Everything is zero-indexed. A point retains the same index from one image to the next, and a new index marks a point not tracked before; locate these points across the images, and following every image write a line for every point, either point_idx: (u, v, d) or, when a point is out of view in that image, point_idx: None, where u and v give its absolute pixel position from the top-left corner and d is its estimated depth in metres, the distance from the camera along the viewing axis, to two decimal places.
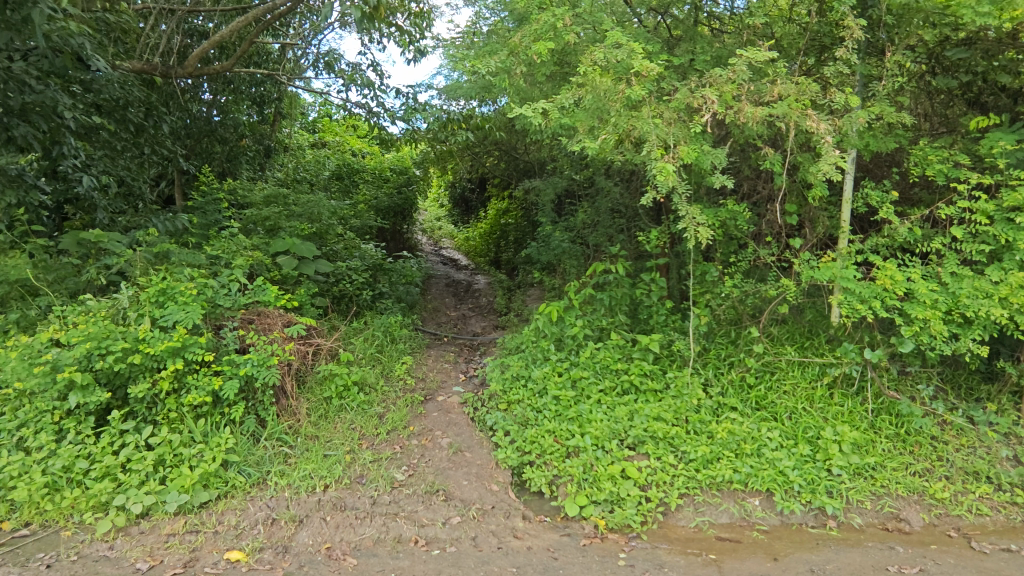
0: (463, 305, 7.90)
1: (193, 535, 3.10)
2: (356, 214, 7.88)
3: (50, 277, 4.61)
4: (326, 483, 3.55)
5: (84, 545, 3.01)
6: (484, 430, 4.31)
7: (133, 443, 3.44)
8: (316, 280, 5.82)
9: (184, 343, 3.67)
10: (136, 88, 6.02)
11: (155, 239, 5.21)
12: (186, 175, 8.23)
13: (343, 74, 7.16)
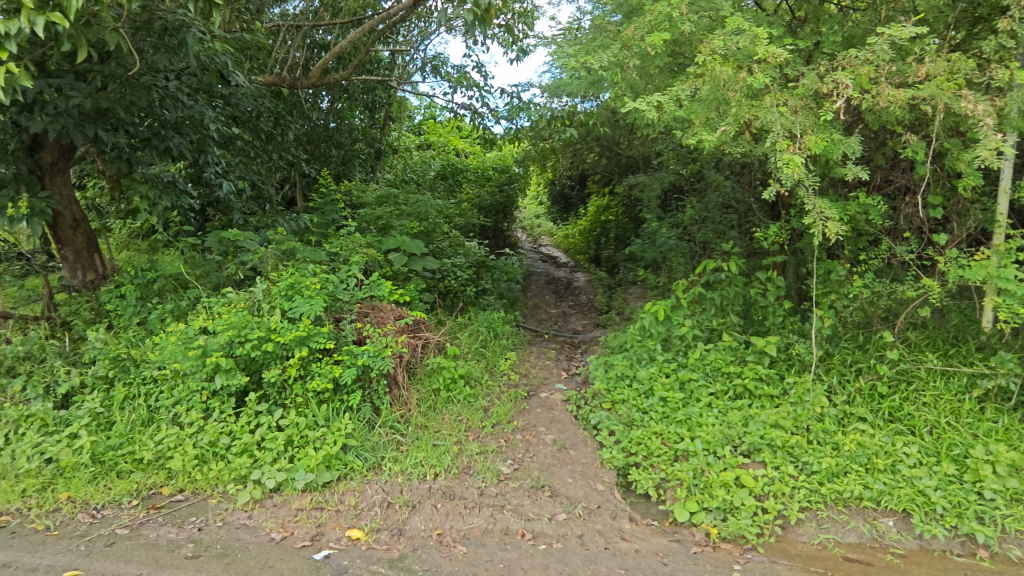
0: (563, 302, 7.88)
1: (319, 512, 3.34)
2: (461, 213, 8.12)
3: (197, 272, 5.16)
4: (436, 471, 3.70)
5: (228, 512, 3.34)
6: (589, 429, 4.28)
7: (267, 424, 3.77)
8: (424, 276, 6.05)
9: (310, 333, 3.97)
10: (267, 99, 6.57)
11: (283, 237, 5.66)
12: (308, 178, 8.88)
13: (448, 77, 7.39)
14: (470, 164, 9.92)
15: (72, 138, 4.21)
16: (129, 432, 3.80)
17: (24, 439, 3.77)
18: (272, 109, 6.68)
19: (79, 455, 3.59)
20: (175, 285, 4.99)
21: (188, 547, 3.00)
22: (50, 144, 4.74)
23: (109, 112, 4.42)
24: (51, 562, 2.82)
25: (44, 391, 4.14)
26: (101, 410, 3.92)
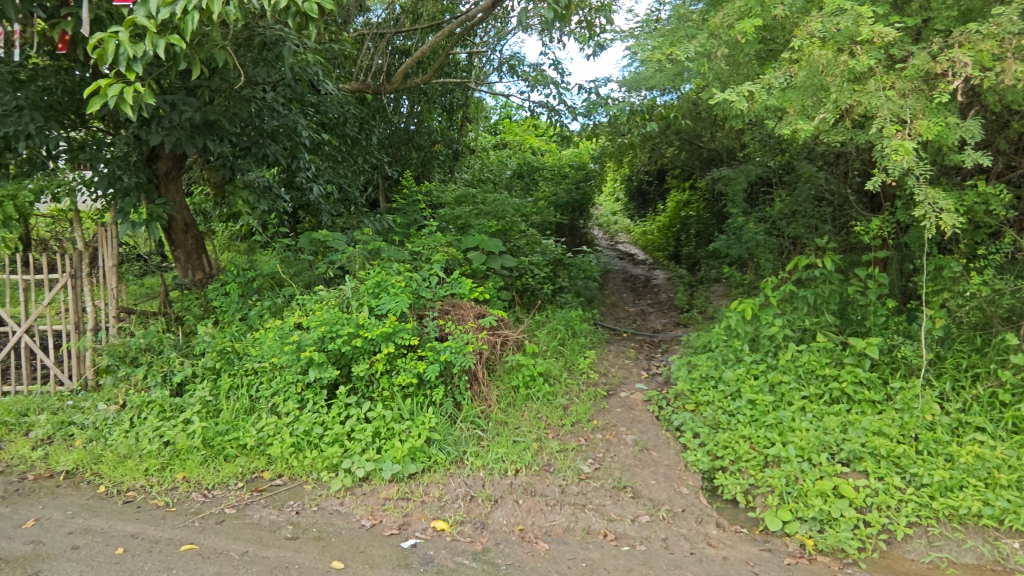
0: (642, 301, 7.73)
1: (405, 502, 3.45)
2: (537, 211, 8.14)
3: (292, 271, 5.48)
4: (517, 467, 3.73)
5: (322, 498, 3.52)
6: (671, 430, 4.18)
7: (357, 416, 3.95)
8: (502, 274, 6.11)
9: (396, 330, 4.11)
10: (353, 106, 6.87)
11: (369, 237, 5.90)
12: (390, 180, 9.20)
13: (525, 76, 7.42)
14: (546, 161, 9.91)
15: (184, 149, 4.59)
16: (234, 419, 4.10)
17: (146, 423, 4.17)
18: (358, 115, 6.98)
19: (192, 439, 3.92)
20: (272, 283, 5.33)
21: (288, 528, 3.20)
22: (164, 154, 5.19)
23: (215, 123, 4.78)
24: (171, 535, 3.09)
25: (161, 380, 4.55)
26: (209, 398, 4.25)
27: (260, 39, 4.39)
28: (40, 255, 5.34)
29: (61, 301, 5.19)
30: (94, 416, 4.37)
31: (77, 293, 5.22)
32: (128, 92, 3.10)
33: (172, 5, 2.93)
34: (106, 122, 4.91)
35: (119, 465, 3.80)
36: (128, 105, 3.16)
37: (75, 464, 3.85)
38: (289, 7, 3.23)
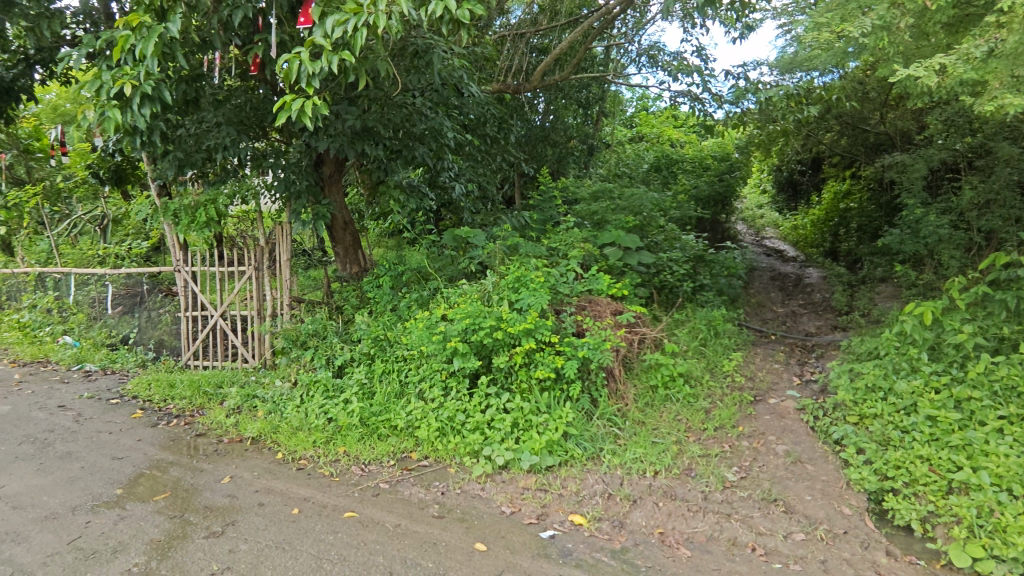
0: (792, 301, 7.12)
1: (543, 493, 3.52)
2: (677, 206, 7.83)
3: (437, 266, 5.81)
4: (656, 469, 3.64)
5: (465, 482, 3.68)
6: (829, 444, 3.84)
7: (496, 406, 4.11)
8: (639, 271, 5.95)
9: (535, 325, 4.19)
10: (493, 106, 7.10)
11: (508, 233, 6.06)
12: (525, 177, 9.38)
13: (665, 65, 7.15)
14: (686, 154, 9.54)
15: (346, 153, 5.05)
16: (386, 401, 4.45)
17: (313, 400, 4.67)
18: (498, 115, 7.22)
19: (351, 417, 4.32)
20: (418, 277, 5.68)
21: (435, 507, 3.40)
22: (329, 159, 5.75)
23: (373, 129, 5.20)
24: (336, 503, 3.43)
25: (326, 362, 5.07)
26: (365, 381, 4.66)
27: (414, 48, 4.69)
28: (231, 250, 6.19)
29: (247, 290, 6.01)
30: (272, 391, 4.99)
31: (259, 283, 6.01)
32: (308, 105, 3.49)
33: (343, 24, 3.23)
34: (283, 133, 5.56)
35: (292, 436, 4.29)
36: (307, 117, 3.54)
37: (258, 432, 4.42)
38: (444, 16, 3.42)
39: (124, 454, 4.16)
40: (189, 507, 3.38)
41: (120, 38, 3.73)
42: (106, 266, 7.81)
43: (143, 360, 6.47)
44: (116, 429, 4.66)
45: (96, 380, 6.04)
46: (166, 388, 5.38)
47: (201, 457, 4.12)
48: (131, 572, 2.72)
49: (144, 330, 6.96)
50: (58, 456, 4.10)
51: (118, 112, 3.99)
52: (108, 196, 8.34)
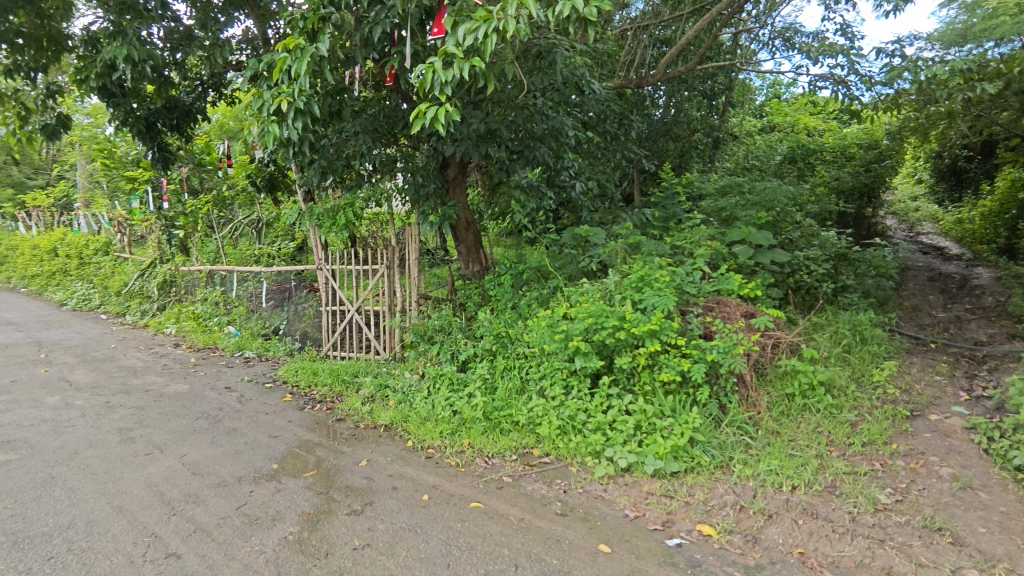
0: (956, 305, 6.28)
1: (668, 499, 3.40)
2: (815, 200, 7.24)
3: (558, 264, 5.82)
4: (794, 483, 3.39)
5: (586, 482, 3.67)
6: (1008, 470, 3.35)
7: (618, 407, 4.06)
8: (771, 270, 5.57)
9: (661, 327, 4.06)
10: (614, 102, 6.98)
11: (629, 232, 5.94)
12: (645, 174, 9.13)
13: (803, 46, 6.61)
14: (827, 143, 8.91)
15: (472, 156, 5.23)
16: (508, 397, 4.55)
17: (439, 392, 4.91)
18: (618, 111, 7.11)
19: (476, 411, 4.47)
20: (538, 275, 5.74)
21: (557, 504, 3.42)
22: (454, 162, 5.97)
23: (496, 132, 5.33)
24: (463, 492, 3.58)
25: (451, 357, 5.30)
26: (487, 376, 4.81)
27: (537, 49, 4.75)
28: (366, 249, 6.67)
29: (380, 287, 6.46)
30: (402, 382, 5.30)
31: (390, 281, 6.43)
32: (441, 111, 3.66)
33: (474, 32, 3.35)
34: (413, 138, 5.87)
35: (421, 425, 4.53)
36: (439, 122, 3.72)
37: (390, 420, 4.72)
38: (571, 15, 3.43)
39: (279, 433, 4.64)
40: (333, 485, 3.69)
41: (279, 60, 4.15)
42: (261, 264, 8.75)
43: (291, 349, 7.19)
44: (271, 410, 5.22)
45: (254, 366, 6.81)
46: (311, 375, 5.93)
47: (342, 440, 4.48)
48: (288, 539, 3.02)
49: (292, 322, 7.73)
50: (226, 431, 4.66)
51: (276, 126, 4.45)
52: (263, 202, 9.32)
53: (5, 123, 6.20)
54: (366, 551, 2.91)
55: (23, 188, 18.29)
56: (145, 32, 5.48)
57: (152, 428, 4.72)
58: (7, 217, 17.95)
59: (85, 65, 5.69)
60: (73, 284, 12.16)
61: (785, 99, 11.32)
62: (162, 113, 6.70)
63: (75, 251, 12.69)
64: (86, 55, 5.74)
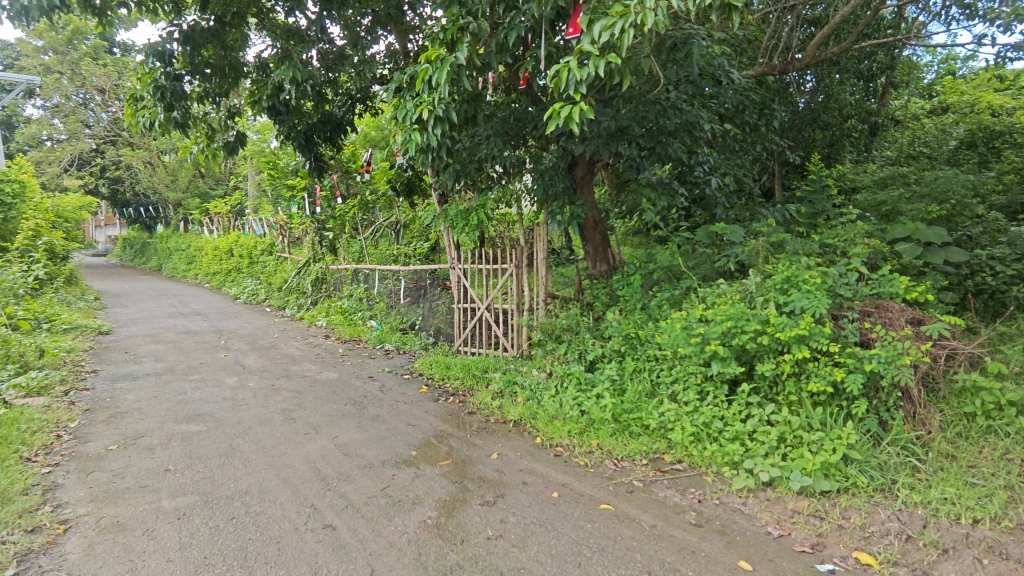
0: None
1: (818, 520, 3.13)
2: (1001, 189, 6.24)
3: (691, 263, 5.56)
4: (976, 516, 2.96)
5: (724, 493, 3.48)
6: None
7: (758, 416, 3.82)
8: (943, 271, 4.90)
9: (810, 332, 3.75)
10: (755, 91, 6.55)
11: (771, 229, 5.54)
12: (788, 166, 8.46)
13: (989, 13, 5.72)
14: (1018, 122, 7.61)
15: (601, 155, 5.16)
16: (637, 399, 4.46)
17: (567, 391, 4.93)
18: (759, 100, 6.68)
19: (604, 412, 4.43)
20: (669, 275, 5.54)
21: (691, 514, 3.28)
22: (583, 160, 5.94)
23: (627, 129, 5.23)
24: (593, 493, 3.56)
25: (579, 356, 5.30)
26: (616, 377, 4.75)
27: (672, 41, 4.60)
28: (496, 249, 6.88)
29: (509, 286, 6.63)
30: (531, 379, 5.40)
31: (519, 280, 6.58)
32: (575, 111, 3.67)
33: (611, 28, 3.32)
34: (542, 139, 5.94)
35: (550, 423, 4.58)
36: (573, 121, 3.72)
37: (519, 416, 4.83)
38: (714, 3, 3.27)
39: (416, 421, 4.94)
40: (467, 475, 3.85)
41: (421, 71, 4.42)
42: (399, 263, 9.35)
43: (426, 343, 7.63)
44: (409, 400, 5.57)
45: (393, 358, 7.31)
46: (444, 368, 6.24)
47: (474, 432, 4.67)
48: (426, 523, 3.20)
49: (427, 318, 8.20)
50: (371, 417, 5.05)
51: (418, 133, 4.73)
52: (401, 205, 9.97)
53: (197, 142, 7.22)
54: (499, 542, 3.01)
55: (206, 197, 21.18)
56: (306, 55, 6.08)
57: (309, 411, 5.26)
58: (194, 222, 20.88)
59: (257, 88, 6.45)
60: (245, 280, 13.90)
61: (961, 75, 9.87)
62: (318, 126, 7.38)
63: (246, 251, 14.46)
64: (258, 79, 6.51)
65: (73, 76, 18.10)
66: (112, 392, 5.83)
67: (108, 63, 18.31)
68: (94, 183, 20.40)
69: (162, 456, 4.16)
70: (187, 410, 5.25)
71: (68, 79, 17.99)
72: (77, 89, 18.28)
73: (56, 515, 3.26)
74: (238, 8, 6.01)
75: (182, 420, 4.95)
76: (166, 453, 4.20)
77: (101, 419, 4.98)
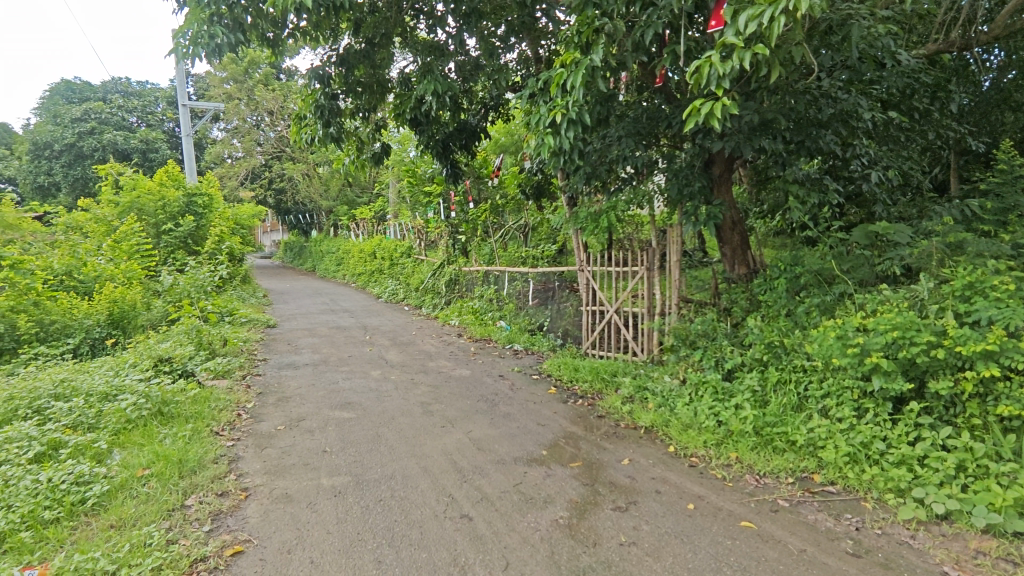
0: None
1: (1009, 565, 2.70)
2: None
3: (846, 267, 5.02)
4: None
5: (887, 523, 3.12)
6: None
7: (931, 440, 3.41)
8: None
9: (1001, 347, 3.25)
10: (926, 72, 5.80)
11: (948, 228, 4.88)
12: (968, 155, 7.37)
13: None
14: None
15: (743, 151, 4.81)
16: (782, 413, 4.17)
17: (702, 400, 4.72)
18: (931, 83, 5.92)
19: (745, 424, 4.18)
20: (818, 278, 5.07)
21: (847, 542, 2.99)
22: (721, 158, 5.65)
23: (772, 122, 4.88)
24: (732, 508, 3.37)
25: (715, 364, 5.05)
26: (758, 388, 4.47)
27: (827, 24, 4.22)
28: (626, 252, 6.78)
29: (639, 289, 6.50)
30: (662, 386, 5.24)
31: (650, 283, 6.43)
32: (718, 107, 3.51)
33: (761, 17, 3.13)
34: (676, 138, 5.75)
35: (684, 432, 4.41)
36: (715, 117, 3.56)
37: (651, 422, 4.71)
38: None
39: (546, 421, 5.01)
40: (598, 479, 3.83)
41: (557, 75, 4.48)
42: (527, 265, 9.53)
43: (554, 345, 7.72)
44: (538, 400, 5.66)
45: (522, 358, 7.48)
46: (573, 370, 6.27)
47: (604, 436, 4.63)
48: (559, 523, 3.24)
49: (554, 319, 8.27)
50: (502, 415, 5.22)
51: (551, 137, 4.80)
52: (529, 208, 10.16)
53: (348, 155, 7.92)
54: (633, 549, 2.96)
55: (353, 205, 23.19)
56: (444, 68, 6.40)
57: (445, 405, 5.55)
58: (342, 227, 22.94)
59: (401, 102, 6.96)
60: (387, 281, 14.99)
61: None
62: (455, 135, 7.70)
63: (387, 253, 15.60)
64: (402, 93, 6.98)
65: (249, 101, 20.76)
66: (279, 378, 6.59)
67: (276, 88, 20.73)
68: (263, 194, 23.19)
69: (320, 438, 4.62)
70: (339, 398, 5.78)
71: (245, 104, 20.68)
72: (251, 112, 20.94)
73: (239, 483, 3.75)
74: (387, 28, 6.44)
75: (335, 407, 5.46)
76: (324, 436, 4.66)
77: (271, 401, 5.65)
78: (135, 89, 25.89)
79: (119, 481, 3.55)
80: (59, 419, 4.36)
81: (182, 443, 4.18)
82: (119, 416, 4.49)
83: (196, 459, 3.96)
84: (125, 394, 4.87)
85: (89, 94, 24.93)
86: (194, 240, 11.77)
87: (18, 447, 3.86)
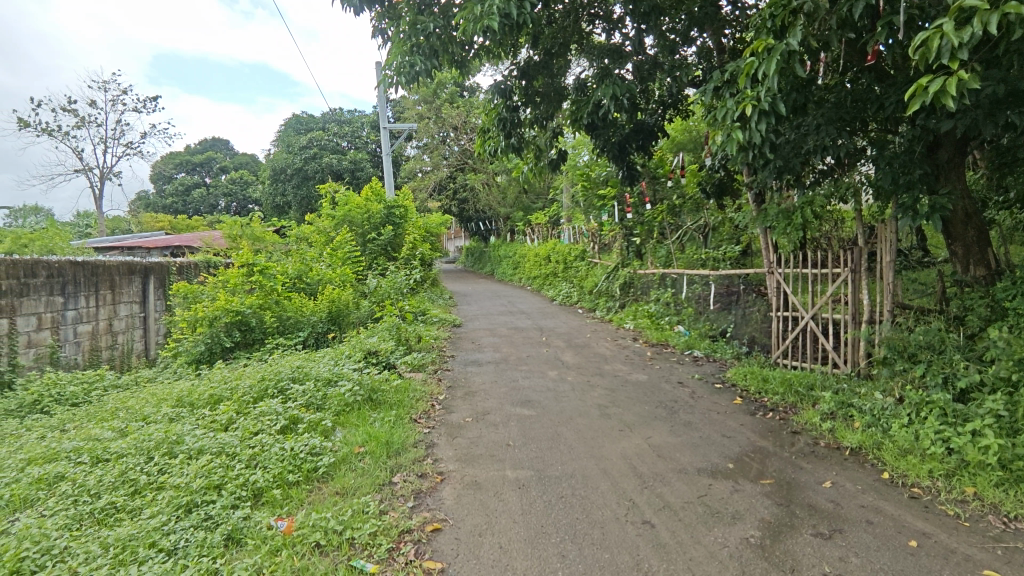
0: None
1: None
2: None
3: None
4: None
5: None
6: None
7: None
8: None
9: None
10: None
11: None
12: None
13: None
14: None
15: (983, 130, 4.04)
16: None
17: (926, 423, 4.06)
18: None
19: (986, 456, 3.53)
20: None
21: None
22: (951, 140, 4.82)
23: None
24: (970, 553, 2.86)
25: (943, 382, 4.32)
26: (1005, 414, 3.74)
27: None
28: (827, 252, 6.11)
29: (842, 293, 5.82)
30: (872, 403, 4.61)
31: (855, 286, 5.71)
32: (952, 82, 3.01)
33: None
34: (889, 121, 5.03)
35: (902, 458, 3.85)
36: (949, 93, 3.06)
37: (859, 443, 4.18)
38: None
39: (732, 433, 4.71)
40: (794, 499, 3.51)
41: (746, 66, 4.15)
42: (708, 267, 9.07)
43: (739, 353, 7.26)
44: (722, 410, 5.35)
45: (703, 365, 7.13)
46: (761, 381, 5.82)
47: (800, 454, 4.22)
48: (750, 542, 3.03)
49: (739, 326, 7.75)
50: (683, 423, 5.02)
51: (739, 132, 4.49)
52: (710, 207, 9.66)
53: (527, 163, 8.26)
54: None
55: (528, 210, 24.14)
56: (621, 71, 6.33)
57: (623, 409, 5.50)
58: (518, 232, 23.99)
59: (578, 107, 7.06)
60: (561, 284, 15.32)
61: None
62: (631, 137, 7.54)
63: (561, 257, 15.94)
64: (578, 99, 7.07)
65: (438, 120, 22.76)
66: (465, 374, 7.12)
67: (461, 105, 22.44)
68: (448, 203, 25.20)
69: (504, 432, 4.90)
70: (519, 396, 6.05)
71: (434, 122, 22.66)
72: (440, 129, 22.91)
73: (435, 467, 4.13)
74: (565, 37, 6.61)
75: (516, 404, 5.73)
76: (507, 431, 4.93)
77: (459, 395, 6.12)
78: (347, 118, 29.90)
79: (342, 455, 4.14)
80: (297, 399, 5.21)
81: (388, 427, 4.75)
82: (340, 399, 5.22)
83: (400, 442, 4.45)
84: (344, 381, 5.64)
85: (313, 125, 29.32)
86: (393, 247, 13.24)
87: (270, 419, 4.70)
